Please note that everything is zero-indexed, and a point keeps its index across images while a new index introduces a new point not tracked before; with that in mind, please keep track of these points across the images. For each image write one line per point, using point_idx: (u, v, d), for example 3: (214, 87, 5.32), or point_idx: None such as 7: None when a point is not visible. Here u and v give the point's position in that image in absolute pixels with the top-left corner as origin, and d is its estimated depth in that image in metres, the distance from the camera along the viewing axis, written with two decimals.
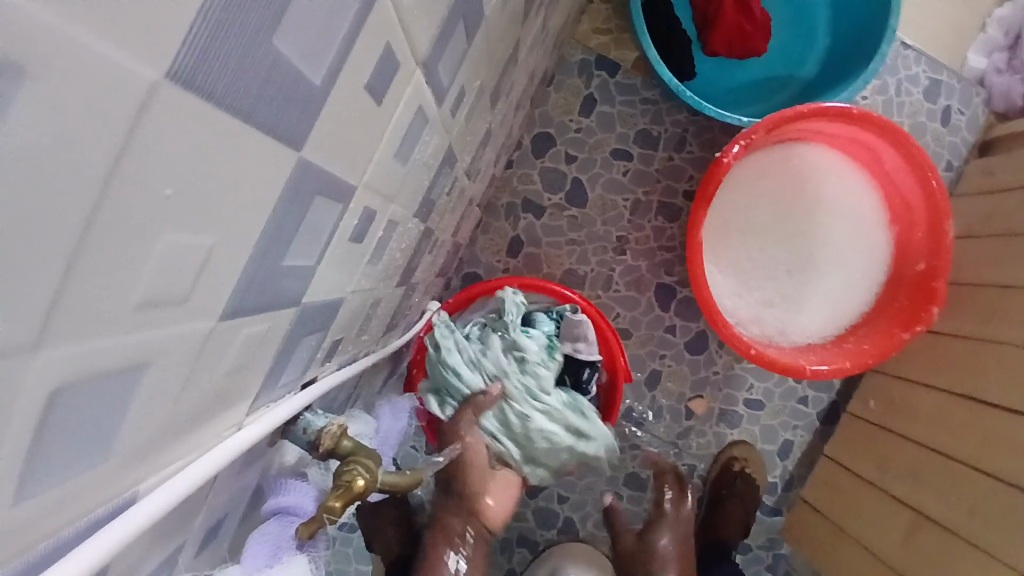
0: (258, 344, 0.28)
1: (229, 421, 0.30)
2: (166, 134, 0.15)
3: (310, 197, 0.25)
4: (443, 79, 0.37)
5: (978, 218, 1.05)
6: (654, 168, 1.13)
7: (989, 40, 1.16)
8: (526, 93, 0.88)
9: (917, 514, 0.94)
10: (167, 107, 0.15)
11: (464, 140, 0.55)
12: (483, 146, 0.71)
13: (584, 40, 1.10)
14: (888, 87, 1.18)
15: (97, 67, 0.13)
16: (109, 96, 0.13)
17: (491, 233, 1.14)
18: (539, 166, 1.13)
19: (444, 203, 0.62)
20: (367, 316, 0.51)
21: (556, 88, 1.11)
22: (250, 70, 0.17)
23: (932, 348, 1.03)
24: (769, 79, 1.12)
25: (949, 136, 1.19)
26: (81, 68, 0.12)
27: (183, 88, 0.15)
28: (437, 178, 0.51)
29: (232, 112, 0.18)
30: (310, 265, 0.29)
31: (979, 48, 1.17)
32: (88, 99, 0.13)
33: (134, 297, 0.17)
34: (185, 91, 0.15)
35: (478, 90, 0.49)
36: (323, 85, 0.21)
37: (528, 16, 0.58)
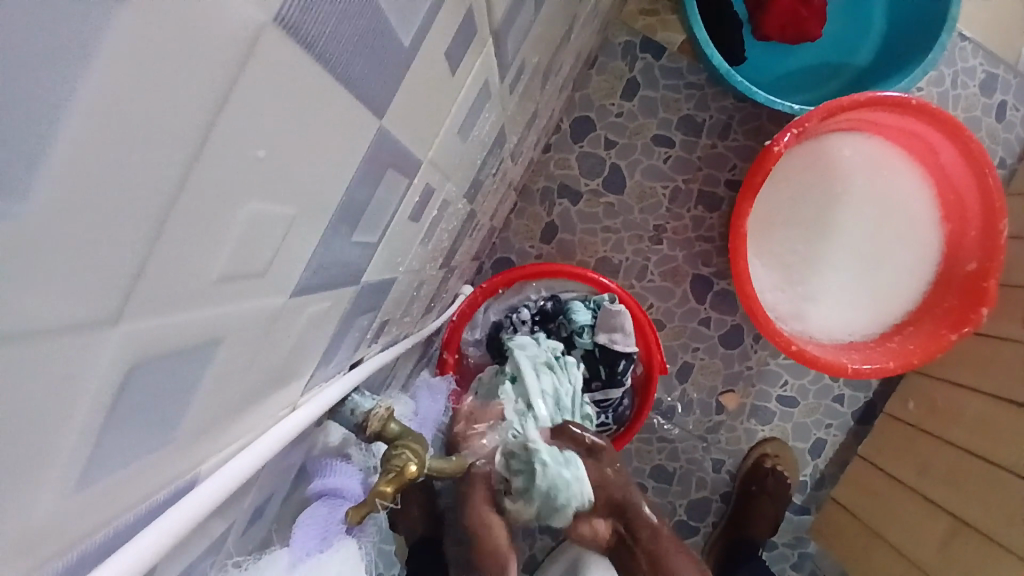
0: (319, 322, 0.27)
1: (284, 400, 0.29)
2: (264, 89, 0.14)
3: (383, 170, 0.24)
4: (508, 51, 0.35)
5: None
6: (696, 156, 1.10)
7: None
8: (570, 74, 0.85)
9: (955, 522, 0.91)
10: (268, 58, 0.14)
11: (514, 121, 0.53)
12: (528, 129, 0.69)
13: (629, 21, 1.07)
14: (945, 78, 1.13)
15: (204, 5, 0.11)
16: (213, 42, 0.12)
17: (525, 217, 1.12)
18: (577, 151, 1.11)
19: (489, 185, 0.60)
20: (412, 298, 0.50)
21: (598, 71, 1.08)
22: (349, 22, 0.16)
23: (981, 352, 0.99)
24: (820, 65, 1.08)
25: (1004, 132, 1.14)
26: (188, 5, 0.11)
27: (287, 37, 0.14)
28: (486, 159, 0.49)
29: (328, 69, 0.16)
30: (373, 241, 0.28)
31: None
32: (192, 43, 0.11)
33: (217, 269, 0.16)
34: (288, 40, 0.14)
35: (533, 68, 0.47)
36: (410, 44, 0.20)
37: None
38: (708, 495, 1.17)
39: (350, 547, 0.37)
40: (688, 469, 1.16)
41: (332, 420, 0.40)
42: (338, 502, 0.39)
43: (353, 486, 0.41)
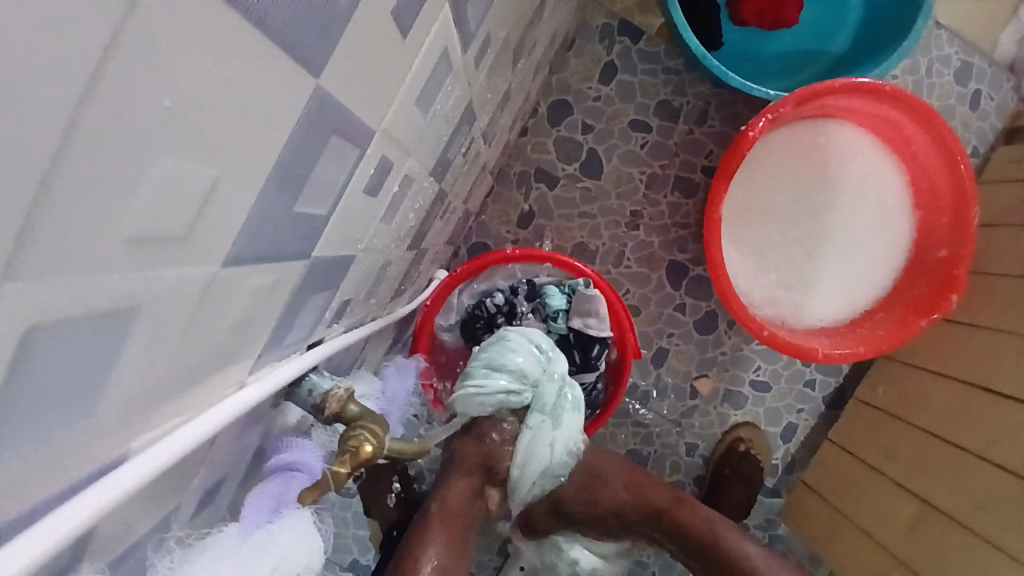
0: (265, 297, 0.26)
1: (230, 379, 0.28)
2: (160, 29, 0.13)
3: (327, 135, 0.23)
4: (470, 22, 0.34)
5: (1004, 207, 1.02)
6: (673, 142, 1.10)
7: None
8: (546, 55, 0.84)
9: (920, 503, 0.93)
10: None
11: (484, 99, 0.52)
12: (502, 108, 0.68)
13: (607, 4, 1.05)
14: (919, 67, 1.14)
15: None
16: None
17: (502, 202, 1.11)
18: (554, 135, 1.10)
19: (459, 165, 0.59)
20: (377, 278, 0.49)
21: (576, 54, 1.07)
22: None
23: (947, 338, 1.01)
24: (798, 53, 1.08)
25: (977, 121, 1.15)
26: None
27: None
28: (454, 137, 0.48)
29: (243, 13, 0.15)
30: (322, 214, 0.27)
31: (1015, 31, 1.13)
32: None
33: (125, 226, 0.16)
34: None
35: (502, 44, 0.46)
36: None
37: None
38: (681, 479, 1.18)
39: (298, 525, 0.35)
40: (662, 453, 1.17)
41: (290, 400, 0.40)
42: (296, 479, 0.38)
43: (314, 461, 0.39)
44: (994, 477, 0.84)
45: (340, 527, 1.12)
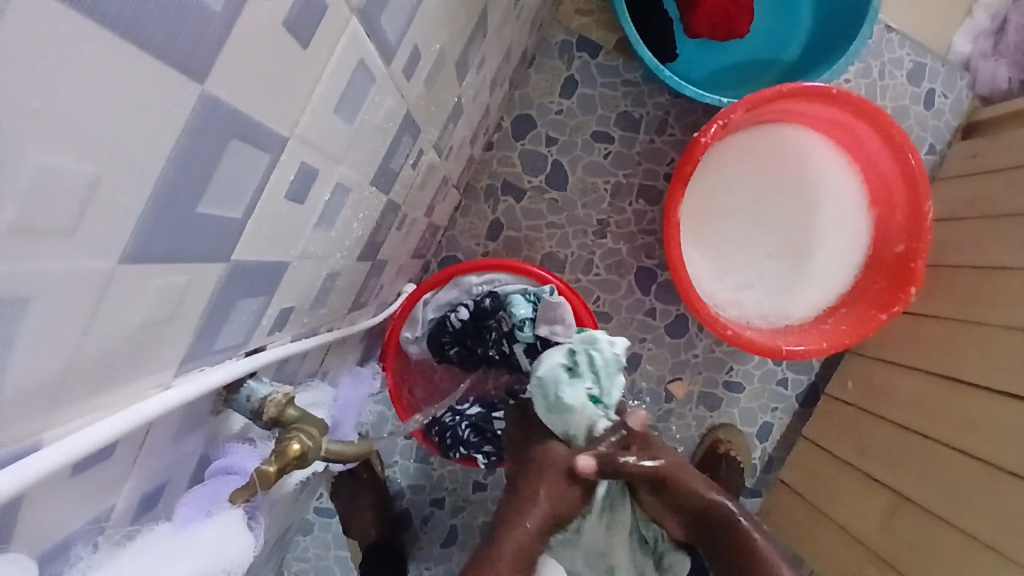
0: (177, 299, 0.28)
1: (151, 378, 0.30)
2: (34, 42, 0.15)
3: (222, 138, 0.24)
4: (390, 35, 0.35)
5: (960, 202, 1.05)
6: (635, 151, 1.12)
7: (976, 24, 1.16)
8: (502, 70, 0.87)
9: (889, 496, 0.94)
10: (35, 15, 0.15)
11: (427, 110, 0.53)
12: (454, 122, 0.70)
13: (565, 20, 1.09)
14: (871, 70, 1.18)
15: None
16: None
17: (470, 215, 1.13)
18: (519, 148, 1.12)
19: (410, 176, 0.60)
20: (325, 289, 0.50)
21: (537, 68, 1.10)
22: None
23: (911, 332, 1.03)
24: (752, 62, 1.11)
25: (932, 120, 1.19)
26: None
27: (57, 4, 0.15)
28: (396, 146, 0.50)
29: (115, 34, 0.18)
30: (237, 219, 0.28)
31: (965, 32, 1.17)
32: None
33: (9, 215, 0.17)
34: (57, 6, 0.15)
35: (439, 54, 0.48)
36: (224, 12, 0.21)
37: None
38: None
39: (234, 516, 0.38)
40: None
41: (232, 408, 0.41)
42: (231, 479, 0.40)
43: (248, 463, 0.41)
44: (961, 465, 0.86)
45: (320, 549, 1.11)
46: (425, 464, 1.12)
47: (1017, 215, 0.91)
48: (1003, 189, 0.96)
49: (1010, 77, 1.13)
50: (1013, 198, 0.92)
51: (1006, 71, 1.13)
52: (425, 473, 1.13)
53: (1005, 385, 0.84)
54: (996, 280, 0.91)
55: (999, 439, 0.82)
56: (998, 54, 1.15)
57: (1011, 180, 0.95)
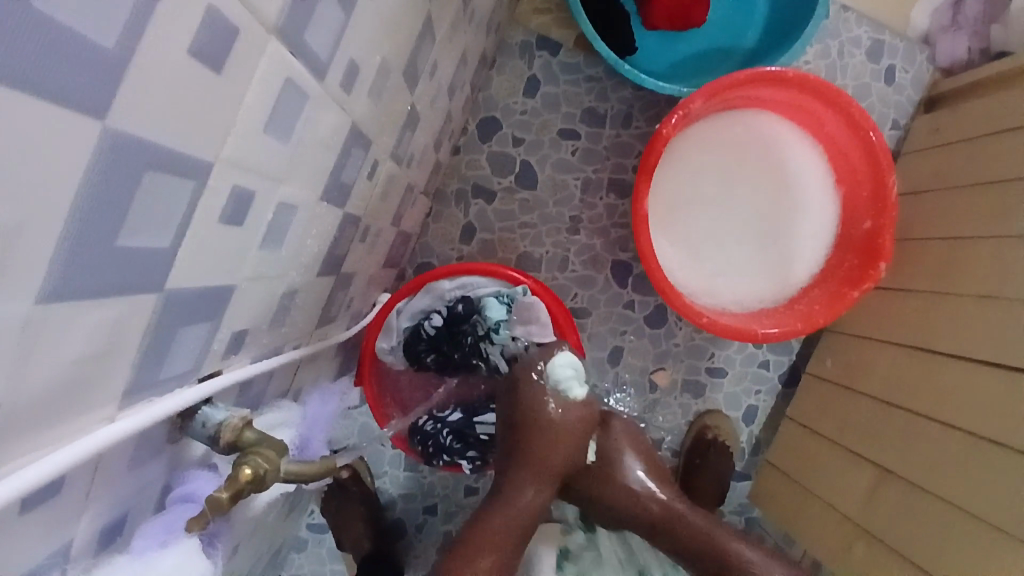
0: (111, 331, 0.28)
1: (96, 412, 0.29)
2: None
3: (136, 171, 0.24)
4: (321, 51, 0.35)
5: (925, 176, 1.07)
6: (603, 146, 1.13)
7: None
8: (461, 74, 0.87)
9: (873, 472, 0.95)
10: None
11: (377, 121, 0.53)
12: (412, 130, 0.69)
13: (524, 20, 1.09)
14: (830, 51, 1.19)
15: None
16: None
17: (443, 220, 1.12)
18: (486, 150, 1.12)
19: (368, 188, 0.60)
20: (283, 307, 0.49)
21: (499, 70, 1.10)
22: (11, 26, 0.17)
23: (884, 306, 1.05)
24: (713, 50, 1.12)
25: (893, 96, 1.20)
26: None
27: None
28: (346, 160, 0.49)
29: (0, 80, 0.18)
30: (165, 248, 0.28)
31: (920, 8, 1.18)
32: None
33: None
34: None
35: (382, 65, 0.47)
36: (119, 43, 0.21)
37: None
38: None
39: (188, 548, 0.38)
40: None
41: (190, 436, 0.40)
42: (189, 508, 0.40)
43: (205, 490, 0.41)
44: (938, 435, 0.87)
45: (315, 564, 1.10)
46: (414, 472, 1.12)
47: (979, 186, 0.92)
48: (966, 161, 0.97)
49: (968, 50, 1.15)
50: (976, 169, 0.94)
51: (962, 44, 1.15)
52: (416, 482, 1.12)
53: (976, 353, 0.85)
54: (963, 251, 0.92)
55: (973, 407, 0.83)
56: (958, 25, 1.16)
57: (971, 152, 0.96)
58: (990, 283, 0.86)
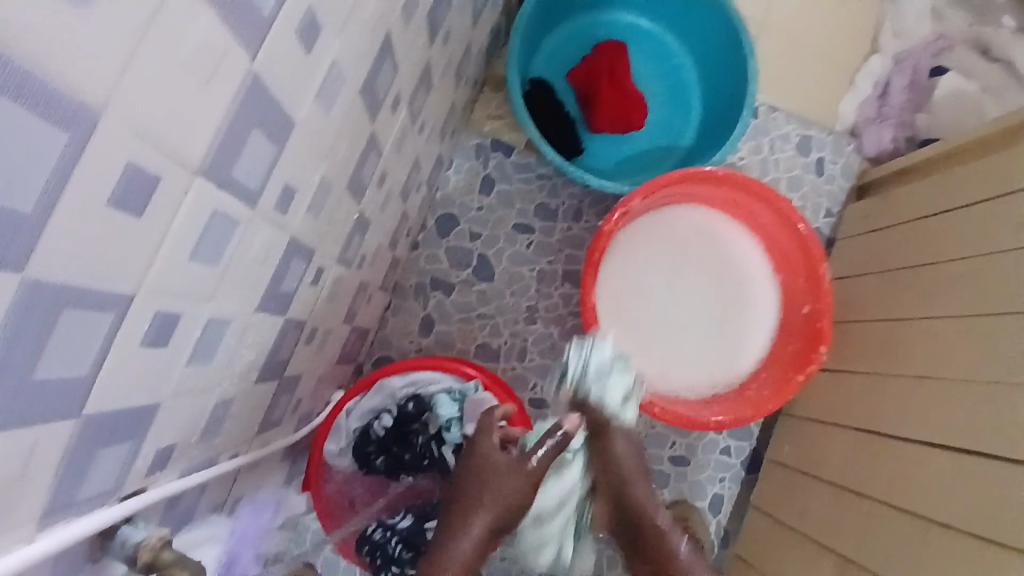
0: (20, 466, 0.28)
1: (3, 546, 0.29)
2: None
3: (54, 309, 0.26)
4: (250, 183, 0.38)
5: (859, 263, 1.14)
6: (555, 239, 1.18)
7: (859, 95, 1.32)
8: (414, 177, 0.92)
9: (835, 562, 0.94)
10: None
11: (320, 232, 0.56)
12: (361, 234, 0.72)
13: (478, 126, 1.18)
14: (762, 146, 1.28)
15: None
16: None
17: (401, 314, 1.13)
18: (444, 245, 1.15)
19: (312, 293, 0.62)
20: (216, 420, 0.49)
21: (455, 170, 1.17)
22: None
23: (832, 389, 1.08)
24: (654, 149, 1.21)
25: (826, 185, 1.29)
26: None
27: None
28: (286, 270, 0.51)
29: None
30: (83, 377, 0.30)
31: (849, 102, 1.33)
32: None
33: None
34: None
35: (322, 183, 0.51)
36: (40, 205, 0.23)
37: (387, 103, 0.61)
38: None
39: None
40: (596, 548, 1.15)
41: (108, 561, 0.39)
42: None
43: None
44: (897, 521, 0.86)
45: None
46: None
47: (913, 270, 0.99)
48: (898, 245, 1.05)
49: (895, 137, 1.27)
50: (907, 253, 1.02)
51: (887, 138, 1.27)
52: None
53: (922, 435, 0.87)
54: (901, 333, 0.97)
55: (926, 490, 0.83)
56: (883, 116, 1.29)
57: (904, 242, 1.04)
58: (927, 369, 0.90)
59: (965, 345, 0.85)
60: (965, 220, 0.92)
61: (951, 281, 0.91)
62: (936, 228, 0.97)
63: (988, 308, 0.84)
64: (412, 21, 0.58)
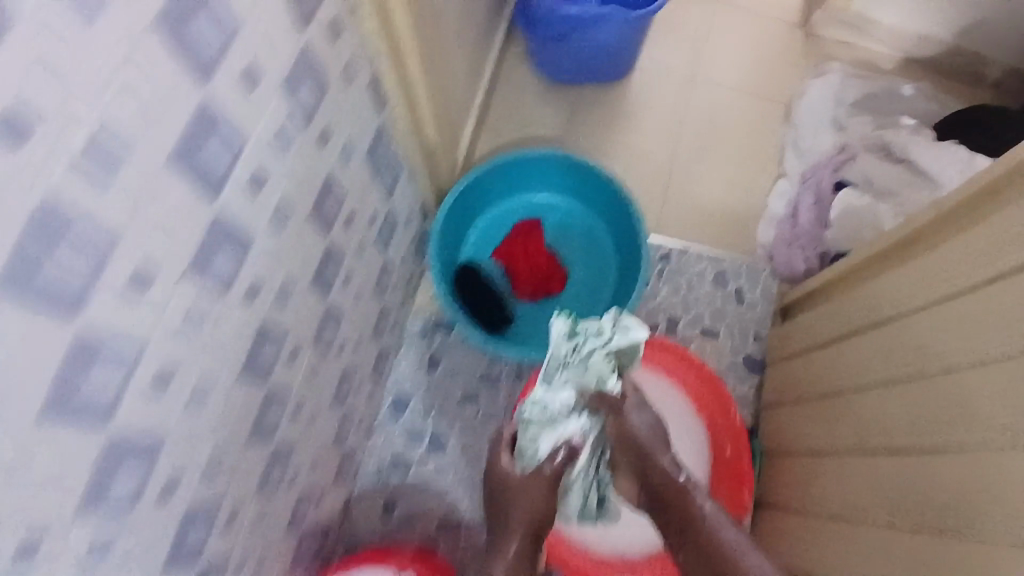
0: None
1: None
2: None
3: None
4: (123, 492, 0.52)
5: (788, 388, 1.19)
6: (501, 404, 1.28)
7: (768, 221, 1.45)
8: (348, 383, 1.05)
9: None
10: None
11: (221, 491, 0.68)
12: (284, 463, 0.84)
13: (419, 310, 1.33)
14: (681, 287, 1.38)
15: None
16: None
17: (365, 498, 1.22)
18: (399, 425, 1.26)
19: (230, 533, 0.73)
20: None
21: (402, 354, 1.30)
22: None
23: (786, 524, 1.08)
24: (577, 306, 1.34)
25: (750, 312, 1.37)
26: None
27: None
28: (184, 533, 0.63)
29: None
30: None
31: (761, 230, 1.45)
32: None
33: None
34: None
35: (209, 458, 0.64)
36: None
37: (282, 363, 0.75)
38: None
39: None
40: None
41: None
42: None
43: None
44: None
45: None
46: None
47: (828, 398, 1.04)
48: (813, 372, 1.11)
49: (806, 259, 1.37)
50: (822, 381, 1.07)
51: (798, 261, 1.37)
52: None
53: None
54: (828, 466, 0.99)
55: None
56: (795, 237, 1.40)
57: (821, 367, 1.08)
58: (842, 504, 0.92)
59: (861, 480, 0.89)
60: (854, 352, 0.99)
61: (854, 414, 0.95)
62: (841, 358, 1.03)
63: (881, 445, 0.87)
64: (293, 299, 0.73)
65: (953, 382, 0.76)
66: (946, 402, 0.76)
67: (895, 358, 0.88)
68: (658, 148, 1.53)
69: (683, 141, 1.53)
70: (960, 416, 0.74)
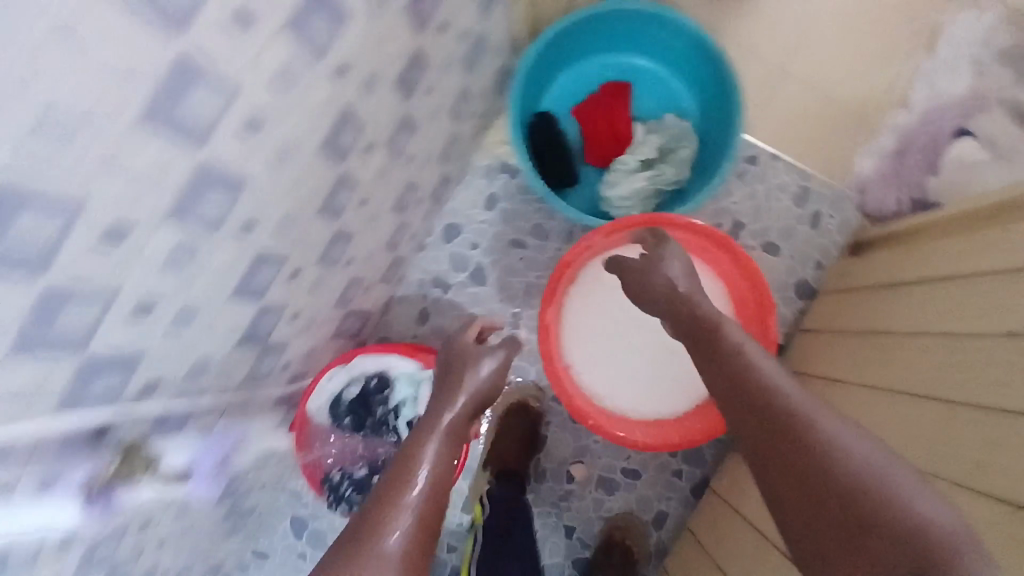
0: (39, 375, 0.50)
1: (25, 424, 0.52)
2: None
3: (60, 299, 0.47)
4: (208, 220, 0.58)
5: (827, 319, 1.20)
6: (545, 257, 1.34)
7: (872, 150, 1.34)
8: (411, 195, 1.10)
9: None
10: None
11: (288, 246, 0.76)
12: (343, 244, 0.92)
13: (490, 149, 1.34)
14: (758, 194, 1.35)
15: None
16: None
17: (403, 304, 1.33)
18: (447, 250, 1.34)
19: (289, 287, 0.82)
20: (198, 368, 0.72)
21: (465, 186, 1.34)
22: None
23: None
24: None
25: (819, 238, 1.34)
26: None
27: None
28: (255, 272, 0.72)
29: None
30: (77, 333, 0.51)
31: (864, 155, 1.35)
32: None
33: None
34: None
35: (285, 212, 0.71)
36: (43, 258, 0.43)
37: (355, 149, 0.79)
38: (559, 561, 1.29)
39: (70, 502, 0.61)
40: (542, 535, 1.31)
41: (102, 444, 0.62)
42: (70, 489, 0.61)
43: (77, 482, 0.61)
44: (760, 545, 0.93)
45: None
46: None
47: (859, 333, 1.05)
48: (857, 307, 1.11)
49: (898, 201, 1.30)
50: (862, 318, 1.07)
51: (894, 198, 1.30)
52: None
53: None
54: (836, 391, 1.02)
55: None
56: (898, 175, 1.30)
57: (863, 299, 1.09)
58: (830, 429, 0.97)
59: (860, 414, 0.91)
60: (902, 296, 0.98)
61: (865, 367, 0.97)
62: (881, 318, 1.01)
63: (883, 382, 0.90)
64: (378, 90, 0.76)
65: (971, 355, 0.75)
66: (956, 349, 0.78)
67: (923, 325, 0.88)
68: (782, 35, 1.37)
69: (817, 34, 1.36)
70: (964, 356, 0.76)
